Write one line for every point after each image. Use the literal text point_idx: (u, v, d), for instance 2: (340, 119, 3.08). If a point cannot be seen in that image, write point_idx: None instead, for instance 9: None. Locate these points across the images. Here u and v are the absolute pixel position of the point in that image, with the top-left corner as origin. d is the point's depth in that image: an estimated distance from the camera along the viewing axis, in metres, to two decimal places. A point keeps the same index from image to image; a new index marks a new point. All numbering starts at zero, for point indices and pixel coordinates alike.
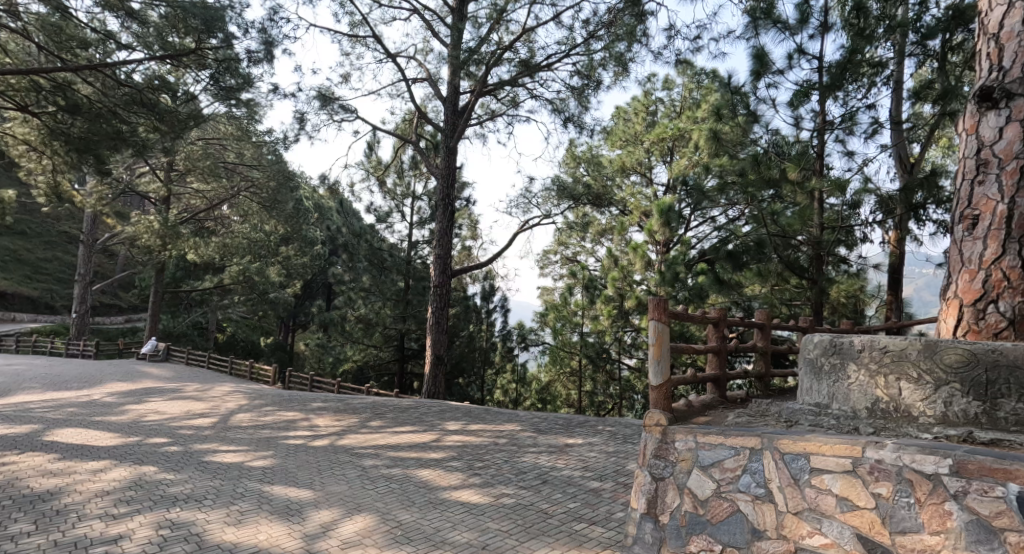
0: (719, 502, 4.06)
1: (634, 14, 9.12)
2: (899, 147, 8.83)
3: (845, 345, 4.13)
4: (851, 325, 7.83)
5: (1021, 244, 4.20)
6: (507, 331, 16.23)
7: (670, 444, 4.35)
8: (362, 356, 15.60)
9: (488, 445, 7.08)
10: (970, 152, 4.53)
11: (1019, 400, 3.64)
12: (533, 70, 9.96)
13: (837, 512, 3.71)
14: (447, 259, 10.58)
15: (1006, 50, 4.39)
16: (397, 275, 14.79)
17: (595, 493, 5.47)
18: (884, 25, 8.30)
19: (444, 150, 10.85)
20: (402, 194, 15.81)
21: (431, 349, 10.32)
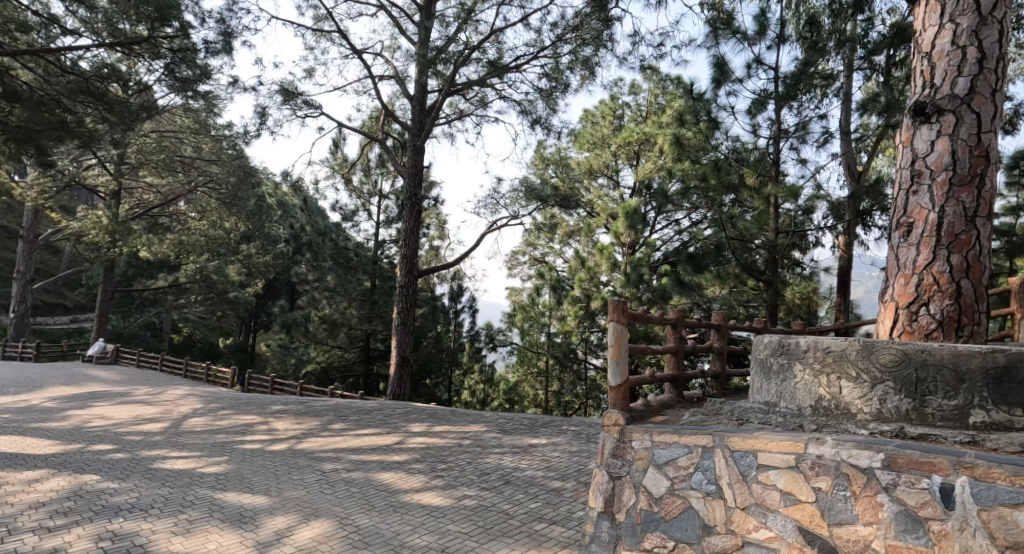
0: (672, 500, 4.25)
1: (600, 20, 9.27)
2: (848, 157, 9.20)
3: (792, 346, 4.34)
4: (804, 326, 8.10)
5: (950, 250, 4.49)
6: (476, 332, 16.17)
7: (627, 444, 4.52)
8: (326, 357, 15.60)
9: (452, 447, 7.18)
10: (905, 163, 4.77)
11: (945, 397, 3.88)
12: (501, 72, 10.07)
13: (781, 506, 3.92)
14: (413, 259, 10.61)
15: (937, 69, 4.63)
16: (362, 275, 14.76)
17: (556, 493, 5.62)
18: (835, 39, 8.62)
19: (411, 149, 10.87)
20: (368, 192, 15.74)
21: (396, 350, 10.36)
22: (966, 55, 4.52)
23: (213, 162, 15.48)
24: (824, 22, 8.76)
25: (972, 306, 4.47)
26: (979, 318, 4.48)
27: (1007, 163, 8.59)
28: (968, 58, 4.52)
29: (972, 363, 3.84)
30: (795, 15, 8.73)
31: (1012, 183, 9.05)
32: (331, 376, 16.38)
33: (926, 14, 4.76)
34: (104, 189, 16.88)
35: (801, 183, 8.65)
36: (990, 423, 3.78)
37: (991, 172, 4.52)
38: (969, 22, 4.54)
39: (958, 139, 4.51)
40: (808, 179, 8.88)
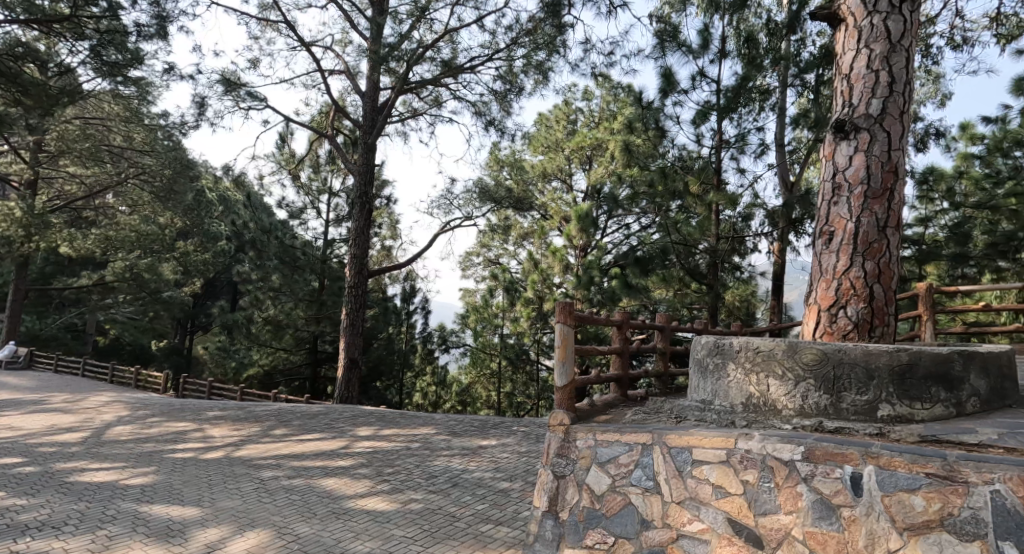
0: (613, 496, 4.42)
1: (552, 26, 9.48)
2: (783, 169, 9.73)
3: (725, 347, 4.62)
4: (741, 328, 8.49)
5: (865, 257, 4.88)
6: (428, 333, 15.99)
7: (571, 443, 4.68)
8: (270, 361, 15.52)
9: (400, 450, 7.32)
10: (827, 176, 5.14)
11: (859, 392, 4.15)
12: (455, 72, 10.20)
13: (712, 499, 4.11)
14: (364, 259, 10.66)
15: (855, 90, 5.02)
16: (310, 275, 14.49)
17: (503, 493, 5.83)
18: (771, 57, 9.10)
19: (362, 147, 10.93)
20: (318, 189, 15.65)
21: (345, 352, 10.39)
22: (879, 78, 4.93)
23: (145, 152, 15.09)
24: (761, 40, 9.23)
25: (882, 308, 4.86)
26: (889, 319, 4.88)
27: (921, 176, 9.28)
28: (880, 81, 4.92)
29: (881, 361, 4.12)
30: (736, 31, 9.17)
31: (926, 196, 9.77)
32: (275, 380, 16.22)
33: (844, 38, 5.14)
34: (19, 180, 16.26)
35: (740, 191, 9.13)
36: (897, 416, 4.07)
37: (900, 185, 4.93)
38: (880, 48, 4.94)
39: (872, 155, 4.91)
40: (747, 187, 9.34)
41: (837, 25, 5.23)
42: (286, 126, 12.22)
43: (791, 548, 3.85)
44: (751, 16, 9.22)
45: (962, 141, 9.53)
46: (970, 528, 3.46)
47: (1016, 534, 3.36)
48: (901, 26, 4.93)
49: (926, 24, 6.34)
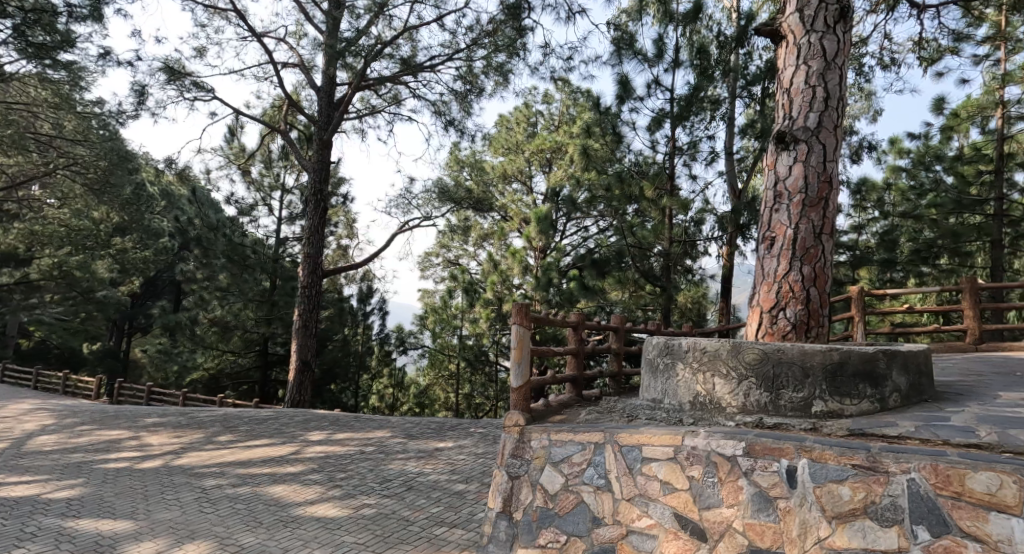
0: (566, 495, 4.30)
1: (513, 28, 9.59)
2: (731, 177, 10.10)
3: (675, 347, 4.82)
4: (692, 329, 8.78)
5: (803, 262, 5.16)
6: (385, 334, 15.89)
7: (526, 444, 4.59)
8: (217, 364, 15.36)
9: (354, 455, 7.21)
10: (769, 184, 5.42)
11: (796, 390, 4.38)
12: (414, 70, 10.25)
13: (660, 495, 4.01)
14: (318, 259, 10.60)
15: (794, 103, 5.31)
16: (260, 276, 14.26)
17: (459, 495, 5.75)
18: (721, 68, 9.45)
19: (317, 143, 10.91)
20: (270, 186, 15.43)
21: (298, 354, 10.27)
22: (816, 93, 5.22)
23: (78, 141, 12.94)
24: (712, 52, 9.55)
25: (818, 310, 5.15)
26: (824, 320, 5.17)
27: (854, 187, 9.80)
28: (817, 96, 5.22)
29: (815, 360, 4.36)
30: (689, 43, 9.43)
31: (857, 205, 10.35)
32: (222, 385, 15.77)
33: (785, 55, 5.42)
34: None
35: (693, 196, 9.43)
36: (829, 412, 4.29)
37: (834, 195, 5.24)
38: (816, 66, 5.23)
39: (810, 166, 5.19)
40: (699, 193, 9.65)
41: (779, 42, 5.51)
42: (237, 120, 12.08)
43: (733, 541, 3.76)
44: (703, 28, 9.52)
45: (891, 155, 10.05)
46: (890, 515, 3.42)
47: (930, 520, 3.33)
48: (835, 46, 5.23)
49: (856, 42, 6.70)
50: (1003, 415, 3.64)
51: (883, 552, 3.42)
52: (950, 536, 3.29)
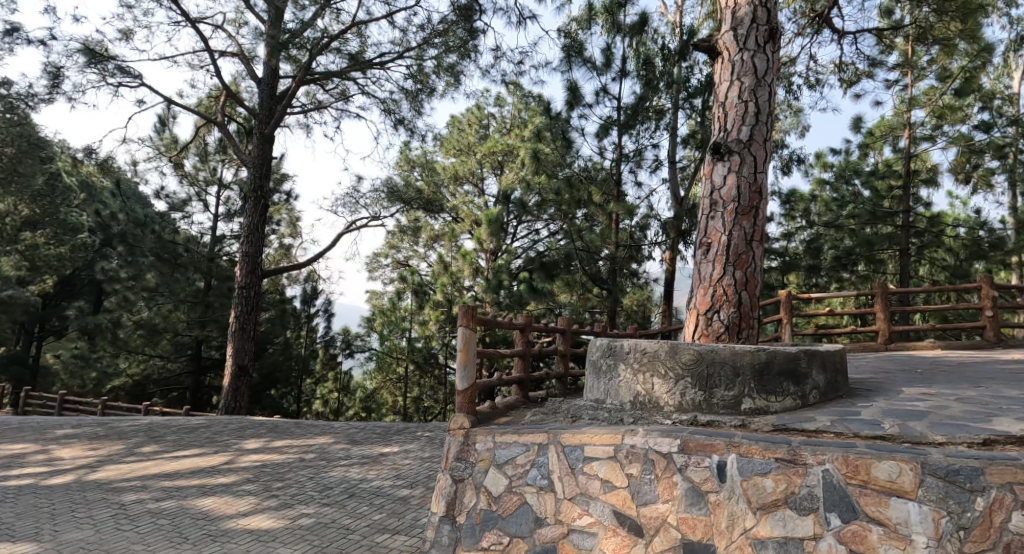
0: (510, 497, 4.23)
1: (464, 29, 9.62)
2: (674, 186, 10.49)
3: (618, 349, 4.99)
4: (636, 330, 9.02)
5: (736, 267, 5.45)
6: (331, 337, 15.75)
7: (471, 446, 4.48)
8: (142, 369, 14.39)
9: (292, 463, 6.75)
10: (705, 193, 5.68)
11: (728, 388, 4.60)
12: (363, 66, 10.17)
13: (600, 493, 3.99)
14: (256, 258, 10.32)
15: (728, 116, 5.59)
16: (194, 275, 12.81)
17: (403, 501, 5.45)
18: (666, 80, 9.77)
19: (258, 137, 10.67)
20: (205, 181, 14.95)
21: (234, 358, 10.00)
22: (748, 108, 5.52)
23: None
24: (657, 63, 9.86)
25: (748, 313, 5.44)
26: (754, 322, 5.47)
27: (783, 197, 10.20)
28: (749, 110, 5.52)
29: (744, 359, 4.61)
30: (635, 53, 9.73)
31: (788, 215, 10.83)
32: (149, 391, 14.53)
33: (721, 70, 5.71)
34: None
35: (638, 202, 9.73)
36: (756, 408, 4.54)
37: (764, 204, 5.55)
38: (748, 82, 5.54)
39: (742, 176, 5.48)
40: (643, 200, 9.95)
41: (716, 57, 5.79)
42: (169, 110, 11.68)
43: (668, 535, 3.78)
44: (648, 40, 9.84)
45: (817, 168, 10.58)
46: (807, 504, 3.51)
47: (841, 507, 3.44)
48: (765, 64, 5.56)
49: (782, 62, 7.05)
50: (904, 408, 3.95)
51: (801, 539, 3.51)
52: (858, 522, 3.41)
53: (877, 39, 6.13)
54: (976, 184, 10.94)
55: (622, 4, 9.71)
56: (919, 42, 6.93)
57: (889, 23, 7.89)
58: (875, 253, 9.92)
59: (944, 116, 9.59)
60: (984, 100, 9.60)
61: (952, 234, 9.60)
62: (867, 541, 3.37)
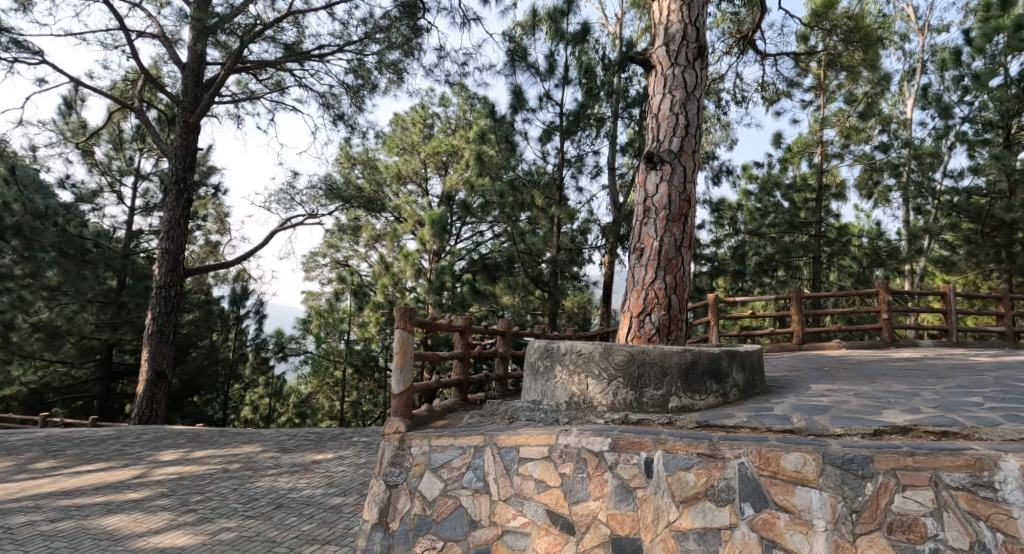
0: (444, 500, 4.28)
1: (407, 26, 9.55)
2: (614, 192, 10.79)
3: (554, 350, 5.13)
4: (576, 331, 9.17)
5: (667, 271, 5.70)
6: (262, 339, 14.29)
7: (406, 450, 4.55)
8: (40, 378, 12.34)
9: (213, 475, 6.27)
10: (639, 200, 5.90)
11: (657, 388, 4.80)
12: (300, 56, 9.65)
13: (534, 493, 4.09)
14: (177, 256, 9.38)
15: (661, 127, 5.85)
16: (107, 273, 11.89)
17: (335, 510, 5.13)
18: (606, 89, 10.07)
19: (181, 126, 9.65)
20: (119, 171, 13.82)
21: (150, 363, 8.98)
22: (679, 121, 5.80)
23: None
24: (597, 72, 10.11)
25: (678, 315, 5.70)
26: (683, 325, 5.74)
27: (713, 205, 10.73)
28: (680, 123, 5.80)
29: (672, 360, 4.83)
30: (578, 62, 9.95)
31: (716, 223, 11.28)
32: (47, 401, 12.70)
33: (654, 83, 5.96)
34: None
35: (579, 207, 10.01)
36: (682, 406, 4.75)
37: (692, 212, 5.83)
38: (679, 96, 5.81)
39: (672, 185, 5.75)
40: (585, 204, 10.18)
41: (649, 70, 6.03)
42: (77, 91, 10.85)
43: (598, 531, 3.90)
44: (590, 50, 10.09)
45: (743, 179, 11.06)
46: (724, 495, 3.72)
47: (754, 497, 3.66)
48: (695, 80, 5.84)
49: (711, 78, 7.35)
50: (810, 403, 4.26)
51: (718, 530, 3.71)
52: (768, 510, 3.63)
53: (793, 63, 6.45)
54: (876, 199, 11.69)
55: (565, 13, 9.95)
56: (830, 68, 7.35)
57: (808, 48, 8.29)
58: (792, 261, 10.49)
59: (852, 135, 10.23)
60: (883, 123, 10.28)
61: (856, 244, 10.28)
62: (776, 527, 3.59)
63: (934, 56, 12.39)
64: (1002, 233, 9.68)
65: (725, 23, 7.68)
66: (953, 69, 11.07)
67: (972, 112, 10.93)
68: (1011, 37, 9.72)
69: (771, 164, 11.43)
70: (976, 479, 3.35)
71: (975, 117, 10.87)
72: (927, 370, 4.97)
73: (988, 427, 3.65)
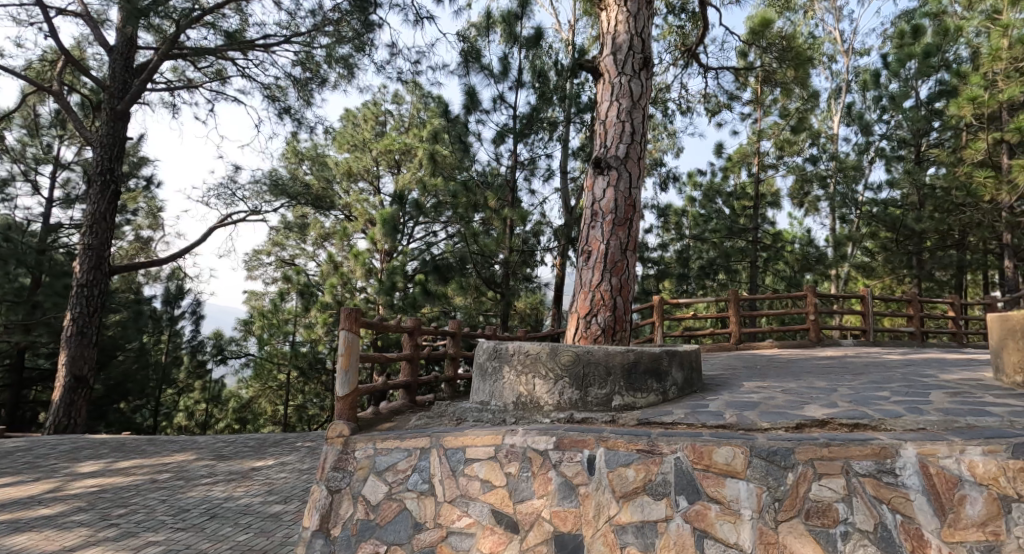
0: (389, 504, 4.31)
1: (359, 21, 9.46)
2: (567, 196, 10.95)
3: (503, 350, 5.20)
4: (527, 333, 9.22)
5: (612, 273, 5.87)
6: (199, 341, 13.98)
7: (350, 454, 4.54)
8: None
9: (140, 485, 6.05)
10: (587, 204, 6.05)
11: (601, 387, 4.93)
12: (244, 45, 9.12)
13: (479, 494, 4.17)
14: (105, 251, 8.72)
15: (608, 134, 6.02)
16: (21, 270, 10.17)
17: (274, 518, 5.07)
18: (559, 94, 10.23)
19: (107, 113, 8.98)
20: (36, 159, 13.10)
21: (67, 369, 8.25)
22: (625, 128, 5.98)
23: None
24: (550, 77, 10.27)
25: (622, 317, 5.88)
26: (627, 326, 5.91)
27: (660, 210, 11.01)
28: (626, 130, 5.98)
29: (616, 360, 4.97)
30: (531, 66, 10.08)
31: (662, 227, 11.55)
32: None
33: (602, 91, 6.13)
34: None
35: (531, 208, 10.11)
36: (625, 405, 4.90)
37: (637, 217, 6.02)
38: (625, 104, 5.99)
39: (619, 190, 5.92)
40: (537, 207, 10.30)
41: (597, 78, 6.20)
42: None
43: (541, 529, 4.00)
44: (543, 55, 10.23)
45: (688, 186, 11.38)
46: (661, 489, 3.87)
47: (688, 489, 3.82)
48: (640, 89, 6.04)
49: (657, 88, 7.57)
50: (742, 399, 4.48)
51: (655, 523, 3.84)
52: (700, 501, 3.79)
53: (733, 78, 6.68)
54: (807, 209, 12.17)
55: (519, 17, 10.09)
56: (765, 83, 7.66)
57: (746, 64, 8.66)
58: (732, 265, 10.80)
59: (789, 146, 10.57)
60: (813, 137, 10.75)
61: (790, 249, 10.79)
62: (708, 518, 3.75)
63: (856, 78, 12.98)
64: (913, 242, 10.55)
65: (670, 35, 7.91)
66: (873, 90, 11.65)
67: (889, 129, 11.51)
68: (921, 64, 10.54)
69: (714, 173, 11.81)
70: (880, 466, 3.62)
71: (891, 134, 11.45)
72: (848, 369, 5.25)
73: (893, 418, 3.92)
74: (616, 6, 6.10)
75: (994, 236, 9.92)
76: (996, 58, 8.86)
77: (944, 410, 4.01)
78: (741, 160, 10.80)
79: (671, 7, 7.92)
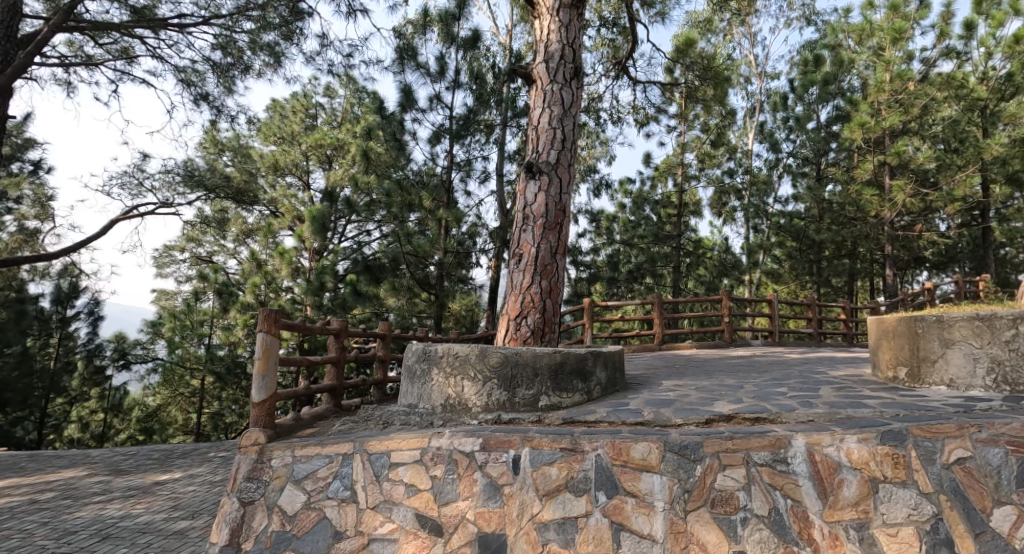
0: (307, 514, 4.32)
1: (288, 9, 9.30)
2: (502, 198, 11.09)
3: (432, 353, 5.24)
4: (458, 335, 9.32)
5: (541, 276, 6.03)
6: (97, 346, 13.24)
7: (265, 463, 4.51)
8: None
9: (22, 506, 5.82)
10: (520, 208, 6.19)
11: (529, 388, 5.07)
12: (151, 24, 8.68)
13: (403, 498, 4.25)
14: None
15: (540, 140, 6.19)
16: None
17: (179, 535, 4.99)
18: (495, 96, 10.37)
19: None
20: None
21: None
22: (556, 134, 6.17)
23: None
24: (487, 80, 10.39)
25: (550, 319, 6.05)
26: (555, 329, 6.09)
27: (591, 215, 11.31)
28: (557, 137, 6.17)
29: (543, 361, 5.11)
30: (469, 66, 10.18)
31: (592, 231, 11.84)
32: None
33: (534, 97, 6.30)
34: None
35: (466, 210, 10.29)
36: (551, 404, 5.05)
37: (566, 222, 6.22)
38: (556, 111, 6.18)
39: (549, 196, 6.10)
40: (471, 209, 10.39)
41: (530, 83, 6.37)
42: None
43: (465, 530, 4.10)
44: (481, 57, 10.36)
45: (619, 193, 11.70)
46: (582, 485, 4.04)
47: (607, 485, 4.01)
48: (572, 98, 6.25)
49: (588, 96, 7.79)
50: (658, 398, 4.72)
51: (575, 518, 3.99)
52: (618, 496, 3.97)
53: (658, 92, 6.96)
54: (723, 218, 12.67)
55: (456, 18, 10.20)
56: (687, 99, 7.93)
57: (671, 80, 9.07)
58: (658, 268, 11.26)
59: (711, 158, 10.97)
60: (731, 151, 11.27)
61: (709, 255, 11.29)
62: (623, 512, 3.94)
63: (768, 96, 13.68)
64: (813, 251, 11.55)
65: (601, 46, 8.18)
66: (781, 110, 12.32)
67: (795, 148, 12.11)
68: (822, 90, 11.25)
69: (642, 181, 12.15)
70: (775, 456, 3.89)
71: (796, 152, 12.02)
72: (753, 368, 5.57)
73: (788, 412, 4.22)
74: (548, 15, 6.29)
75: (878, 247, 11.11)
76: (879, 89, 9.83)
77: (830, 404, 4.34)
78: (667, 170, 11.22)
79: (603, 19, 8.18)
